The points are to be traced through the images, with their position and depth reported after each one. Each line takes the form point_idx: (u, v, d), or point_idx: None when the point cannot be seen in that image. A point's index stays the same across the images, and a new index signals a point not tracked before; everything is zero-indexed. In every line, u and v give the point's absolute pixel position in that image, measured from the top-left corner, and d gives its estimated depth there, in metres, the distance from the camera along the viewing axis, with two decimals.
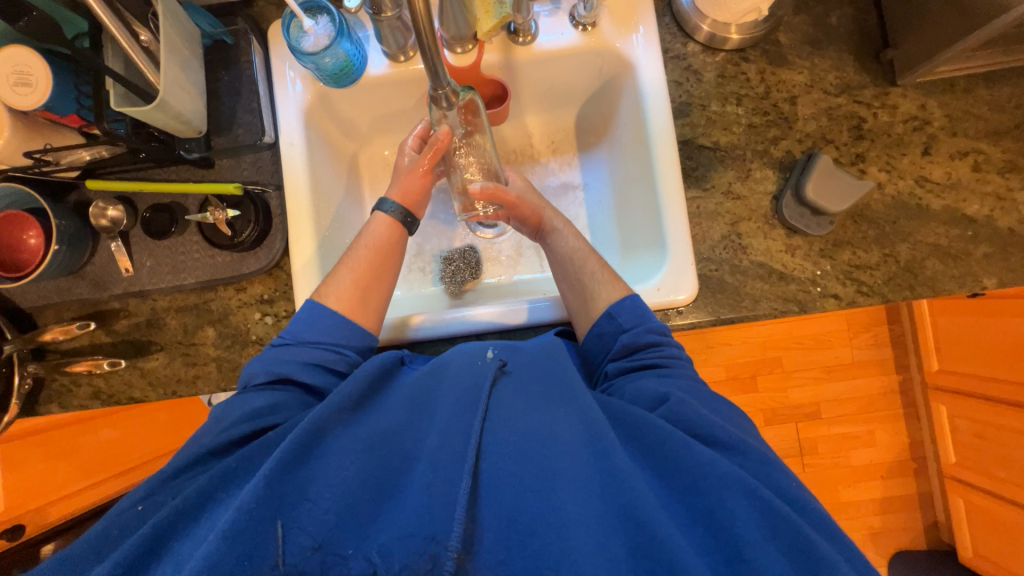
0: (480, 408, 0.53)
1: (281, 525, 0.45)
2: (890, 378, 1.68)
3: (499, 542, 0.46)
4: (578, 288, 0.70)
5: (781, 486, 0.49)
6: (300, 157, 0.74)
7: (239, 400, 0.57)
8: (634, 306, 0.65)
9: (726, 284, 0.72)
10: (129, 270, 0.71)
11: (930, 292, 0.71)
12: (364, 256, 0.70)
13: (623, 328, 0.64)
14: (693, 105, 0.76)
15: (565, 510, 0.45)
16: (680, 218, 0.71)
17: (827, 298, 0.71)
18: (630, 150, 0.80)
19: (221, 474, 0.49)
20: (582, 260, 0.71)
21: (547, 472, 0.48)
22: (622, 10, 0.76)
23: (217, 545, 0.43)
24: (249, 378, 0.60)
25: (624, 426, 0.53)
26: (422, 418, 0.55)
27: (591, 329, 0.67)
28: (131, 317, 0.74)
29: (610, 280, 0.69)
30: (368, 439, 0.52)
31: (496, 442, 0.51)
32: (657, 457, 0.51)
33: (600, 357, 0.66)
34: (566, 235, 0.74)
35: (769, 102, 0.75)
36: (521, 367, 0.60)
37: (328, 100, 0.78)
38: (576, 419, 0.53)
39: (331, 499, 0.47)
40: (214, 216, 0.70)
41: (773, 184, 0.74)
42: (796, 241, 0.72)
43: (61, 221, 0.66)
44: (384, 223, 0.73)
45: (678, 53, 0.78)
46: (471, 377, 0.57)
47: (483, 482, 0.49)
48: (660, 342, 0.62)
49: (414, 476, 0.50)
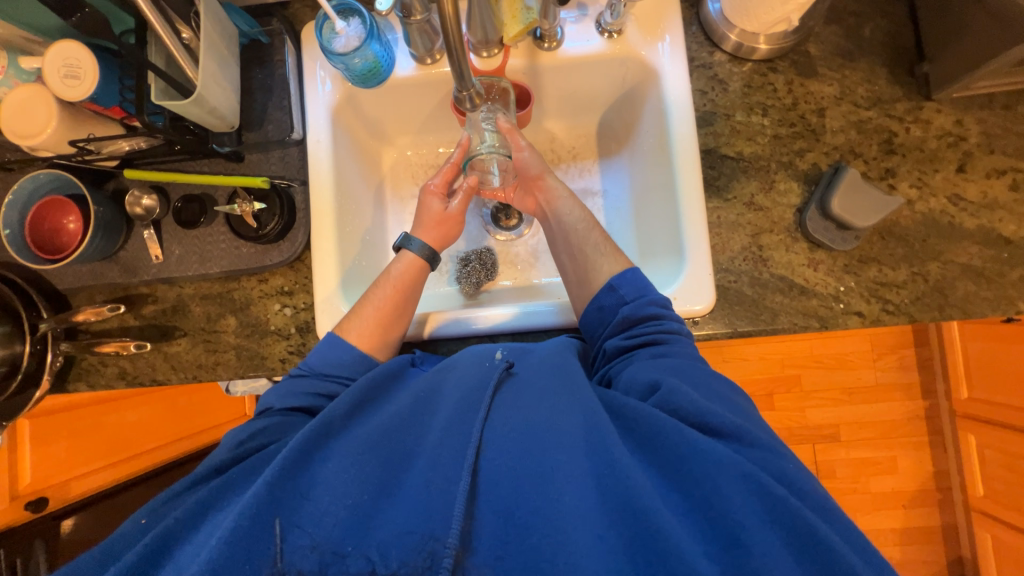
0: (481, 409, 0.53)
1: (280, 523, 0.47)
2: (916, 404, 1.61)
3: (498, 540, 0.46)
4: (579, 259, 0.71)
5: (784, 471, 0.48)
6: (325, 154, 0.76)
7: (248, 425, 0.59)
8: (635, 278, 0.65)
9: (745, 296, 0.71)
10: (159, 257, 0.74)
11: (960, 314, 0.68)
12: (387, 293, 0.71)
13: (624, 300, 0.64)
14: (717, 114, 0.76)
15: (563, 504, 0.46)
16: (699, 227, 0.71)
17: (850, 316, 0.69)
18: (653, 157, 0.80)
19: (221, 484, 0.51)
20: (586, 230, 0.72)
21: (546, 468, 0.48)
22: (649, 18, 0.76)
23: (219, 550, 0.44)
24: (267, 407, 0.62)
25: (624, 419, 0.52)
26: (425, 414, 0.55)
27: (591, 302, 0.66)
28: (158, 302, 0.77)
29: (611, 253, 0.69)
30: (369, 437, 0.52)
31: (496, 442, 0.50)
32: (655, 450, 0.50)
33: (600, 331, 0.65)
34: (569, 205, 0.75)
35: (796, 113, 0.74)
36: (529, 366, 0.59)
37: (355, 100, 0.80)
38: (578, 410, 0.52)
39: (333, 502, 0.48)
40: (241, 208, 0.72)
41: (797, 197, 0.72)
42: (820, 256, 0.71)
43: (99, 207, 0.69)
44: (412, 263, 0.74)
45: (704, 62, 0.77)
46: (477, 377, 0.57)
47: (483, 481, 0.49)
48: (660, 315, 0.62)
49: (413, 473, 0.50)
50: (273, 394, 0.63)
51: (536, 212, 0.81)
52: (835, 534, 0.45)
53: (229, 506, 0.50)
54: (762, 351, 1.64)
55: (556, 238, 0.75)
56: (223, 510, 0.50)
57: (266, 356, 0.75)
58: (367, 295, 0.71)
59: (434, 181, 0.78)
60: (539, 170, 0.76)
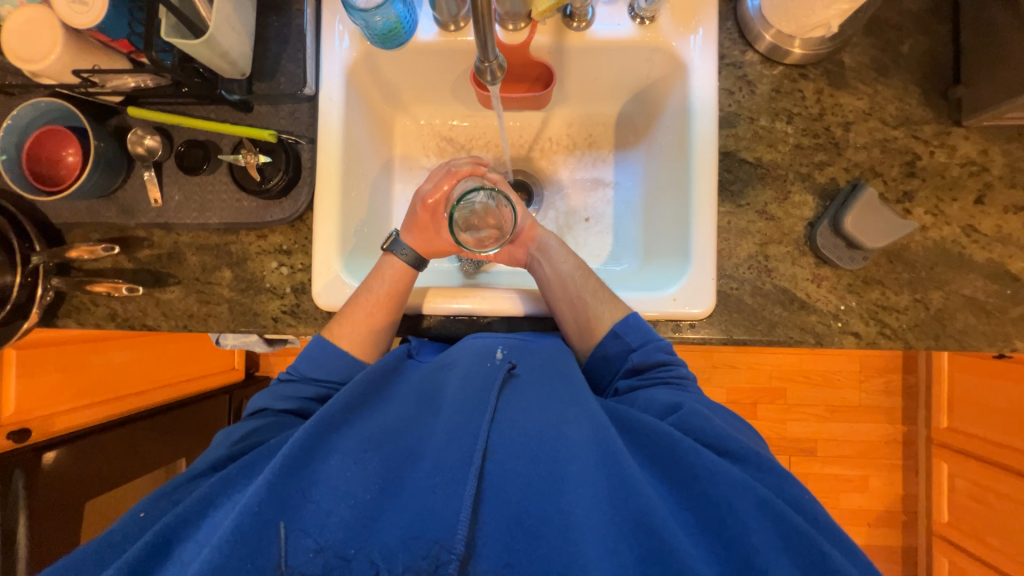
0: (488, 409, 0.52)
1: (283, 527, 0.46)
2: (895, 428, 1.64)
3: (503, 544, 0.47)
4: (578, 307, 0.67)
5: (794, 497, 0.49)
6: (337, 113, 0.74)
7: (245, 433, 0.60)
8: (638, 324, 0.64)
9: (744, 304, 0.71)
10: (158, 202, 0.73)
11: (956, 346, 0.68)
12: (374, 301, 0.68)
13: (631, 347, 0.63)
14: (741, 116, 0.74)
15: (572, 514, 0.46)
16: (708, 230, 0.70)
17: (847, 336, 0.69)
18: (671, 155, 0.78)
19: (222, 480, 0.52)
20: (583, 278, 0.69)
21: (556, 477, 0.49)
22: (684, 8, 0.73)
23: (219, 550, 0.44)
24: (259, 408, 0.64)
25: (634, 433, 0.53)
26: (428, 415, 0.56)
27: (597, 350, 0.66)
28: (154, 248, 0.75)
29: (610, 299, 0.67)
30: (371, 437, 0.52)
31: (503, 445, 0.51)
32: (665, 464, 0.51)
33: (608, 377, 0.66)
34: (562, 255, 0.71)
35: (821, 124, 0.72)
36: (531, 368, 0.59)
37: (373, 61, 0.77)
38: (587, 420, 0.52)
39: (337, 505, 0.48)
40: (246, 158, 0.70)
41: (811, 210, 0.71)
42: (825, 273, 0.70)
43: (100, 142, 0.68)
44: (398, 270, 0.69)
45: (735, 60, 0.75)
46: (481, 377, 0.56)
47: (487, 484, 0.49)
48: (669, 362, 0.62)
49: (416, 474, 0.51)
50: (271, 396, 0.64)
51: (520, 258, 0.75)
52: (837, 552, 0.46)
53: (227, 505, 0.51)
54: (752, 360, 1.63)
55: (547, 288, 0.69)
56: (221, 506, 0.51)
57: (259, 314, 0.74)
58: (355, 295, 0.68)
59: (427, 189, 0.69)
60: (529, 223, 0.73)
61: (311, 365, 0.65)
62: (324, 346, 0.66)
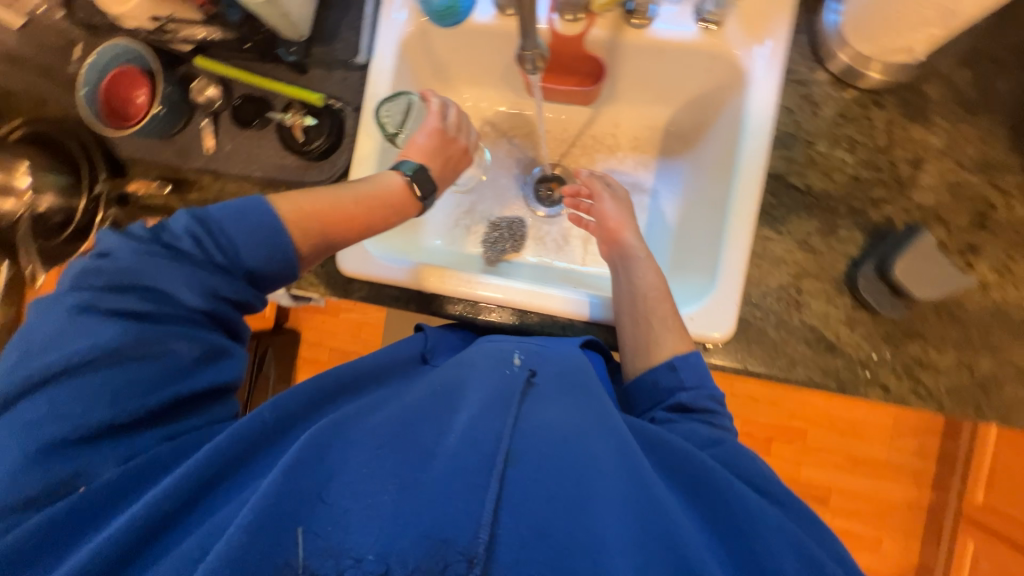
0: (512, 410, 0.45)
1: (301, 531, 0.39)
2: (922, 493, 1.52)
3: (527, 560, 0.38)
4: (642, 326, 0.66)
5: (834, 550, 0.48)
6: (385, 84, 0.75)
7: (124, 339, 0.46)
8: (698, 364, 0.61)
9: (765, 335, 0.67)
10: (211, 149, 0.77)
11: (999, 419, 0.62)
12: (362, 218, 0.62)
13: (684, 385, 0.60)
14: (798, 138, 0.69)
15: (600, 532, 0.40)
16: (740, 252, 0.66)
17: (873, 388, 0.64)
18: (718, 170, 0.75)
19: (195, 475, 0.42)
20: (656, 300, 0.67)
21: (582, 489, 0.42)
22: (754, 17, 0.69)
23: (236, 544, 0.38)
24: (123, 280, 0.48)
25: (665, 456, 0.50)
26: (441, 408, 0.48)
27: (648, 373, 0.63)
28: (201, 192, 0.78)
29: (676, 328, 0.65)
30: (383, 429, 0.46)
31: (527, 452, 0.43)
32: (699, 493, 0.48)
33: (645, 405, 0.63)
34: (645, 268, 0.70)
35: (886, 157, 0.67)
36: (548, 374, 0.54)
37: (427, 37, 0.77)
38: (609, 435, 0.47)
39: (355, 503, 0.40)
40: (292, 118, 0.74)
41: (857, 248, 0.66)
42: (860, 317, 0.65)
43: (167, 86, 0.73)
44: (407, 196, 0.66)
45: (802, 77, 0.70)
46: (497, 383, 0.49)
47: (510, 489, 0.41)
48: (716, 411, 0.58)
49: (432, 470, 0.42)
50: (168, 280, 0.49)
51: (607, 259, 0.75)
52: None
53: (229, 501, 0.42)
54: (775, 395, 1.55)
55: (620, 299, 0.69)
56: (221, 501, 0.43)
57: None
58: (323, 191, 0.61)
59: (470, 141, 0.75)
60: (617, 222, 0.75)
61: (238, 240, 0.52)
62: (260, 219, 0.54)
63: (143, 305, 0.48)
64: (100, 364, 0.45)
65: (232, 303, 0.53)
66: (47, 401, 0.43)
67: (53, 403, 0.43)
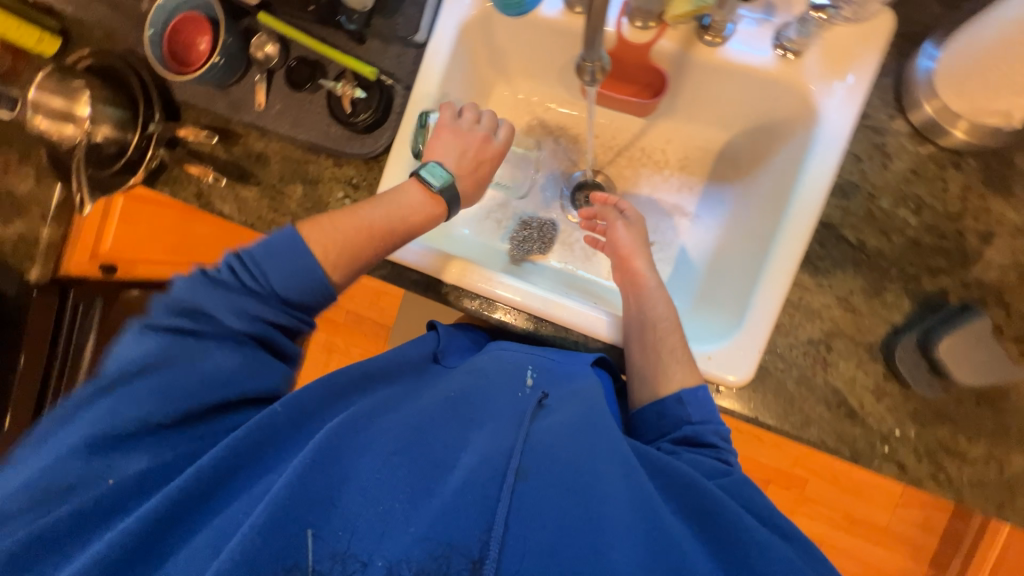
0: (523, 428, 0.49)
1: (309, 535, 0.40)
2: (917, 567, 1.46)
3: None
4: (649, 355, 0.64)
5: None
6: (440, 67, 0.73)
7: (170, 353, 0.47)
8: (705, 401, 0.59)
9: (784, 389, 0.64)
10: (260, 106, 0.78)
11: (1019, 520, 0.59)
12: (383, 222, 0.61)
13: (689, 419, 0.59)
14: (861, 189, 0.64)
15: (609, 557, 0.41)
16: (774, 297, 0.63)
17: (889, 464, 0.61)
18: (768, 207, 0.71)
19: (207, 473, 0.44)
20: (665, 331, 0.65)
21: (591, 514, 0.43)
22: (839, 51, 0.64)
23: (248, 544, 0.39)
24: (178, 302, 0.49)
25: (672, 482, 0.50)
26: (456, 420, 0.50)
27: (654, 404, 0.61)
28: (247, 146, 0.81)
29: (685, 361, 0.63)
30: (399, 434, 0.48)
31: (537, 467, 0.46)
32: (704, 521, 0.48)
33: (650, 435, 0.62)
34: (656, 298, 0.68)
35: (954, 226, 0.62)
36: (563, 398, 0.56)
37: (490, 23, 0.75)
38: (617, 458, 0.48)
39: (365, 509, 0.42)
40: (343, 89, 0.73)
41: (901, 316, 0.62)
42: (890, 389, 0.62)
43: (228, 38, 0.74)
44: (429, 201, 0.64)
45: (879, 124, 0.65)
46: (511, 408, 0.52)
47: (518, 506, 0.43)
48: (721, 448, 0.57)
49: (446, 482, 0.44)
50: (214, 303, 0.49)
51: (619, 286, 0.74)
52: None
53: (241, 494, 0.44)
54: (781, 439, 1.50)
55: (629, 329, 0.67)
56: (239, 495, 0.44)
57: None
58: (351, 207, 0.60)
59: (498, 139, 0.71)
60: (629, 249, 0.72)
61: (274, 271, 0.52)
62: (296, 247, 0.54)
63: (191, 321, 0.49)
64: (147, 372, 0.47)
65: (277, 326, 0.53)
66: (98, 405, 0.45)
67: (101, 405, 0.45)
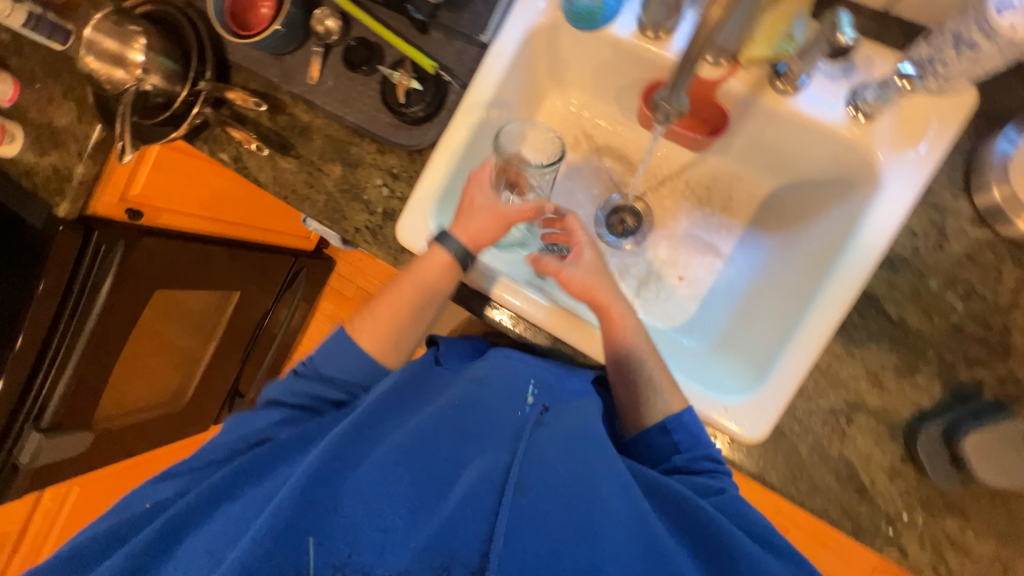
0: (517, 445, 0.48)
1: (311, 543, 0.42)
2: None
3: None
4: (631, 386, 0.63)
5: None
6: (501, 70, 0.71)
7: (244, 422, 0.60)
8: (693, 425, 0.61)
9: (798, 455, 0.63)
10: (313, 80, 0.76)
11: None
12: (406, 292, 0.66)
13: (678, 448, 0.60)
14: (910, 265, 0.63)
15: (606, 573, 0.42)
16: (803, 359, 0.61)
17: (892, 548, 0.60)
18: (810, 266, 0.69)
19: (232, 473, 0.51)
20: (642, 360, 0.63)
21: (587, 531, 0.43)
22: (912, 122, 0.62)
23: (252, 550, 0.41)
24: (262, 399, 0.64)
25: (663, 498, 0.53)
26: (454, 432, 0.50)
27: (642, 436, 0.63)
28: (292, 117, 0.80)
29: (669, 386, 0.62)
30: (399, 445, 0.48)
31: (533, 481, 0.45)
32: (697, 536, 0.50)
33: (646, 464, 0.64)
34: (631, 329, 0.64)
35: (999, 318, 0.61)
36: (564, 414, 0.54)
37: (558, 33, 0.74)
38: (613, 475, 0.49)
39: (365, 521, 0.43)
40: (400, 78, 0.72)
41: (929, 401, 0.61)
42: (905, 472, 0.60)
43: (292, 8, 0.73)
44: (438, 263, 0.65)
45: (941, 201, 0.63)
46: (507, 421, 0.52)
47: (515, 520, 0.43)
48: (715, 471, 0.59)
49: (445, 497, 0.44)
50: (284, 392, 0.63)
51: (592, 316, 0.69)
52: None
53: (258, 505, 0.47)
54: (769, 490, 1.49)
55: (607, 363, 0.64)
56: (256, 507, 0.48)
57: (346, 218, 0.77)
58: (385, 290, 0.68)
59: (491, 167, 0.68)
60: (592, 282, 0.66)
61: (322, 359, 0.65)
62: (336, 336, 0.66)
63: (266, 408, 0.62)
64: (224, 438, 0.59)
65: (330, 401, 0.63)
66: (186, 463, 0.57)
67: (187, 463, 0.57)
